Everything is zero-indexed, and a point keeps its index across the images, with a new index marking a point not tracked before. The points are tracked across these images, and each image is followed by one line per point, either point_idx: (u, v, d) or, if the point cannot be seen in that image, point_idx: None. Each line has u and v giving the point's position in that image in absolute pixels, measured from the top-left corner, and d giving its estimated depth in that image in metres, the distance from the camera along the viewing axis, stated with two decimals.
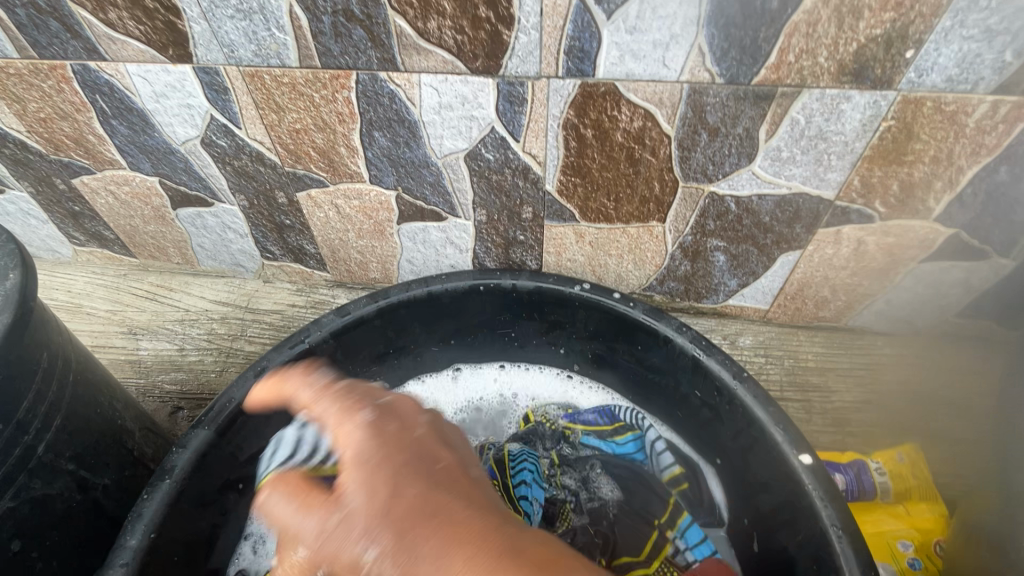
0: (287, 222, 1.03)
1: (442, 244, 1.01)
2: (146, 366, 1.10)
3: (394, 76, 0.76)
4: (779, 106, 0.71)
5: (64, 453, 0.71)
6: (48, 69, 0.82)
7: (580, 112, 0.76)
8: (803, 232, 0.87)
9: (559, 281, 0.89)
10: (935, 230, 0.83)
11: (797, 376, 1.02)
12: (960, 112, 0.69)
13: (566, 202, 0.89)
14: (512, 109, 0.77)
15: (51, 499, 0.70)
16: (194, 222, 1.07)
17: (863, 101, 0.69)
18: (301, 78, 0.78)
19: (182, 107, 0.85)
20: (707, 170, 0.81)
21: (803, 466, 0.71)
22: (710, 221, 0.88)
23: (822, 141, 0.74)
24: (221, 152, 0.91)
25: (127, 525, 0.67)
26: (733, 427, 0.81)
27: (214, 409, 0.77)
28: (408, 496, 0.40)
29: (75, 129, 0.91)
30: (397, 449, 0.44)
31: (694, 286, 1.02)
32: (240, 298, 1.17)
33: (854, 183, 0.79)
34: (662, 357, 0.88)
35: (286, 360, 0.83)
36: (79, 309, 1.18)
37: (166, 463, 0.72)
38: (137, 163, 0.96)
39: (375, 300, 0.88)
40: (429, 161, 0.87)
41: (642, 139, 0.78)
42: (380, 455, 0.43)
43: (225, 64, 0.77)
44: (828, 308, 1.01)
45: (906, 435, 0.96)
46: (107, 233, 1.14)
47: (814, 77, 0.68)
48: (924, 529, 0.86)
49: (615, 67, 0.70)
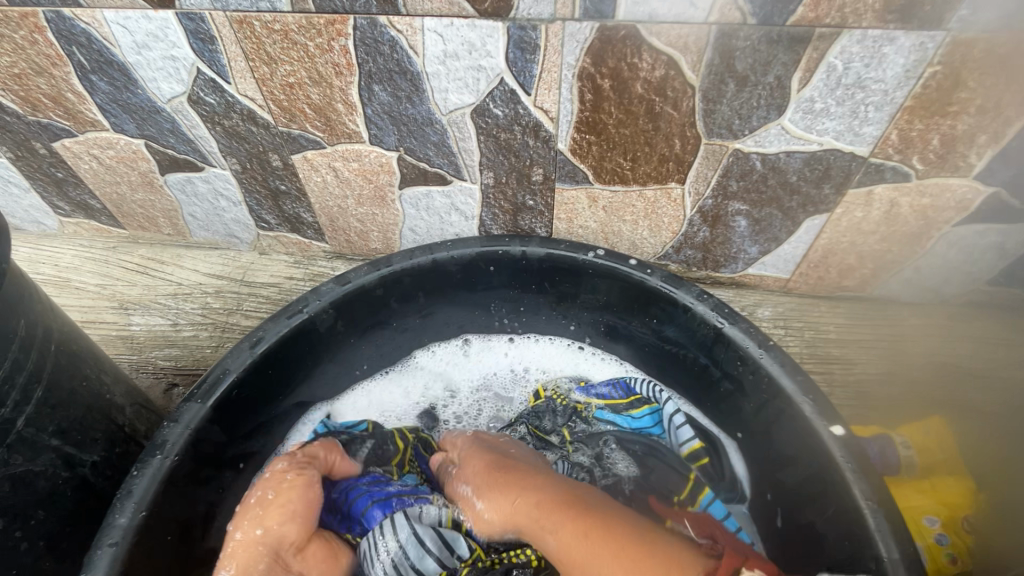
0: (282, 188, 0.97)
1: (446, 211, 0.96)
2: (139, 342, 1.05)
3: (395, 20, 0.69)
4: (815, 50, 0.65)
5: (46, 429, 0.67)
6: (19, 18, 0.76)
7: (597, 60, 0.70)
8: (832, 193, 0.82)
9: (572, 248, 0.84)
10: (974, 189, 0.78)
11: (819, 348, 0.98)
12: (1015, 55, 0.63)
13: (579, 162, 0.84)
14: (523, 58, 0.71)
15: (34, 476, 0.66)
16: (184, 188, 1.01)
17: (908, 43, 0.63)
18: (294, 25, 0.71)
19: (166, 59, 0.78)
20: (733, 124, 0.75)
21: (834, 438, 0.67)
22: (733, 181, 0.83)
23: (859, 90, 0.69)
24: (210, 111, 0.85)
25: (117, 502, 0.63)
26: (756, 400, 0.77)
27: (207, 381, 0.73)
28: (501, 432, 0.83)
29: (52, 87, 0.85)
30: (488, 452, 0.76)
31: (712, 254, 0.97)
32: (235, 271, 1.12)
33: (892, 137, 0.73)
34: (680, 326, 0.83)
35: (283, 332, 0.78)
36: (68, 283, 1.13)
37: (158, 438, 0.68)
38: (120, 123, 0.90)
39: (377, 267, 0.83)
40: (433, 118, 0.81)
41: (663, 91, 0.72)
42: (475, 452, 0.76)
43: (211, 9, 0.71)
44: (853, 277, 0.96)
45: (931, 408, 0.93)
46: (93, 202, 1.09)
47: (856, 16, 0.62)
48: (953, 505, 0.81)
49: (638, 7, 0.64)
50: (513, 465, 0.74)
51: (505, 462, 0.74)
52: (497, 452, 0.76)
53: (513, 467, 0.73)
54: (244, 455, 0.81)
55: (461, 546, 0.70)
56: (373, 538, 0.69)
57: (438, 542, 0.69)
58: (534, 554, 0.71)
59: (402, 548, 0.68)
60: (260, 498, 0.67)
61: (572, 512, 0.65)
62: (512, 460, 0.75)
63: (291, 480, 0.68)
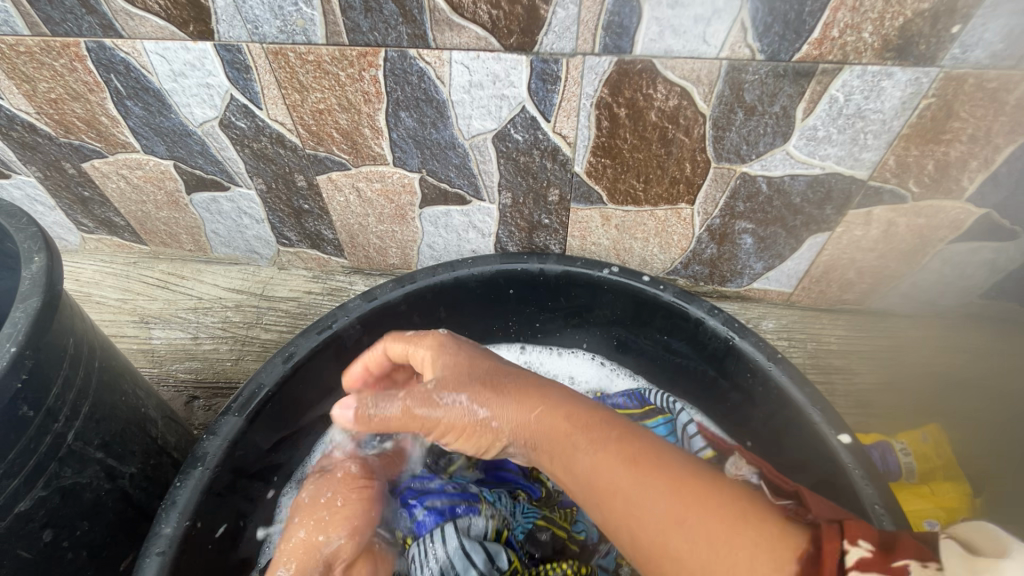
0: (305, 207, 1.01)
1: (464, 229, 1.00)
2: (160, 355, 1.08)
3: (424, 53, 0.74)
4: (819, 84, 0.70)
5: (92, 442, 0.69)
6: (60, 47, 0.79)
7: (615, 90, 0.74)
8: (833, 213, 0.86)
9: (587, 265, 0.88)
10: (966, 210, 0.83)
11: (821, 358, 1.03)
12: (1003, 90, 0.68)
13: (594, 184, 0.88)
14: (544, 88, 0.75)
15: (81, 488, 0.69)
16: (209, 207, 1.04)
17: (904, 78, 0.68)
18: (327, 56, 0.75)
19: (202, 87, 0.82)
20: (741, 150, 0.79)
21: (841, 446, 0.71)
22: (739, 203, 0.88)
23: (859, 120, 0.73)
24: (240, 134, 0.88)
25: (161, 512, 0.66)
26: (766, 409, 0.81)
27: (243, 395, 0.76)
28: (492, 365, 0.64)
29: (87, 111, 0.88)
30: (507, 392, 0.60)
31: (719, 269, 1.01)
32: (255, 285, 1.15)
33: (889, 162, 0.78)
34: (692, 339, 0.87)
35: (313, 347, 0.81)
36: (88, 297, 1.15)
37: (198, 450, 0.71)
38: (151, 145, 0.93)
39: (402, 284, 0.87)
40: (456, 142, 0.85)
41: (676, 119, 0.77)
42: (501, 399, 0.59)
43: (249, 41, 0.75)
44: (852, 291, 1.01)
45: (930, 415, 0.97)
46: (117, 219, 1.11)
47: (857, 54, 0.67)
48: (951, 508, 0.85)
49: (654, 43, 0.69)
50: (538, 396, 0.60)
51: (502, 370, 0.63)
52: (493, 388, 0.60)
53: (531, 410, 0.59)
54: (273, 465, 0.84)
55: (501, 558, 0.72)
56: (422, 547, 0.73)
57: (482, 557, 0.71)
58: (572, 568, 0.74)
59: (449, 559, 0.71)
60: (328, 499, 0.70)
61: (602, 427, 0.56)
62: (531, 397, 0.60)
63: (358, 492, 0.72)
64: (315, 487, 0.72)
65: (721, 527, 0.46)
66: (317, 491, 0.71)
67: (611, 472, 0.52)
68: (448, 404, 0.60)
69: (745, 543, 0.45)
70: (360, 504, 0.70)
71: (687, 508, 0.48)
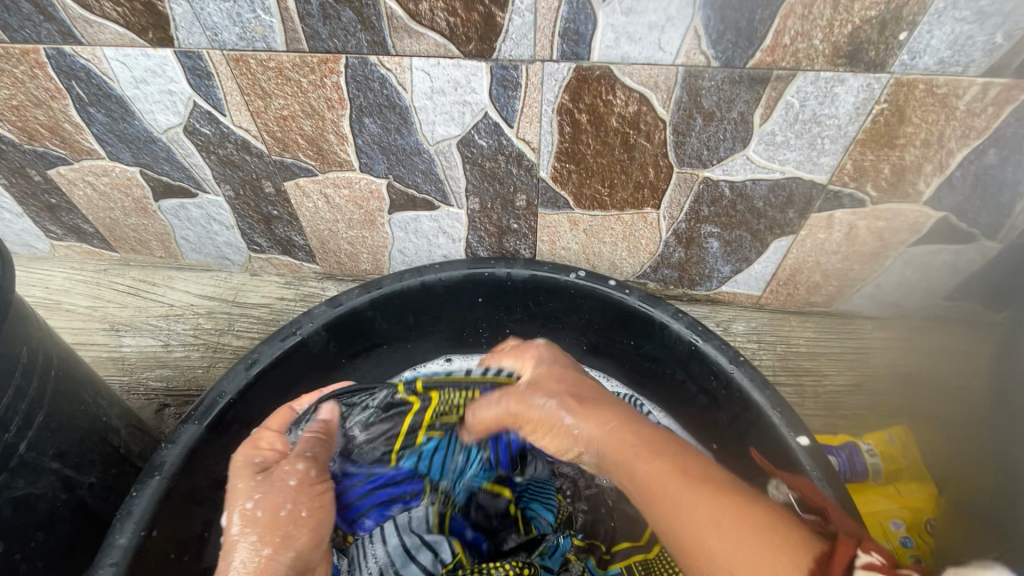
0: (274, 213, 1.00)
1: (434, 234, 1.00)
2: (130, 363, 1.07)
3: (385, 59, 0.74)
4: (774, 89, 0.71)
5: (46, 452, 0.69)
6: (20, 54, 0.79)
7: (575, 96, 0.75)
8: (796, 217, 0.88)
9: (554, 269, 0.89)
10: (924, 214, 0.84)
11: (790, 361, 1.03)
12: (952, 95, 0.69)
13: (560, 189, 0.88)
14: (505, 94, 0.76)
15: (35, 499, 0.68)
16: (177, 213, 1.04)
17: (857, 84, 0.69)
18: (288, 63, 0.75)
19: (164, 93, 0.82)
20: (702, 155, 0.80)
21: (800, 448, 0.71)
22: (704, 207, 0.88)
23: (815, 125, 0.74)
24: (204, 140, 0.88)
25: (116, 523, 0.65)
26: (729, 412, 0.81)
27: (203, 404, 0.75)
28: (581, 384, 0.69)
29: (50, 117, 0.88)
30: (592, 398, 0.65)
31: (688, 273, 1.02)
32: (227, 292, 1.14)
33: (847, 166, 0.79)
34: (658, 342, 0.88)
35: (277, 354, 0.81)
36: (58, 305, 1.14)
37: (156, 459, 0.70)
38: (116, 152, 0.93)
39: (368, 290, 0.86)
40: (421, 148, 0.85)
41: (637, 124, 0.77)
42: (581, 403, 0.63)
43: (209, 48, 0.75)
44: (819, 294, 1.02)
45: (898, 417, 0.98)
46: (86, 226, 1.10)
47: (809, 61, 0.68)
48: (917, 508, 0.85)
49: (611, 50, 0.69)
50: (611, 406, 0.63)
51: (602, 396, 0.66)
52: (575, 398, 0.65)
53: (599, 415, 0.62)
54: None
55: (443, 550, 0.72)
56: (364, 545, 0.75)
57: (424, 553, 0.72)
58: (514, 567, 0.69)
59: (389, 558, 0.73)
60: (291, 512, 0.63)
61: (672, 445, 0.56)
62: (606, 406, 0.63)
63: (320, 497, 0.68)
64: (265, 495, 0.64)
65: (754, 529, 0.46)
66: (272, 497, 0.64)
67: (662, 473, 0.52)
68: (539, 406, 0.66)
69: (771, 545, 0.45)
70: (317, 516, 0.66)
71: (732, 511, 0.47)
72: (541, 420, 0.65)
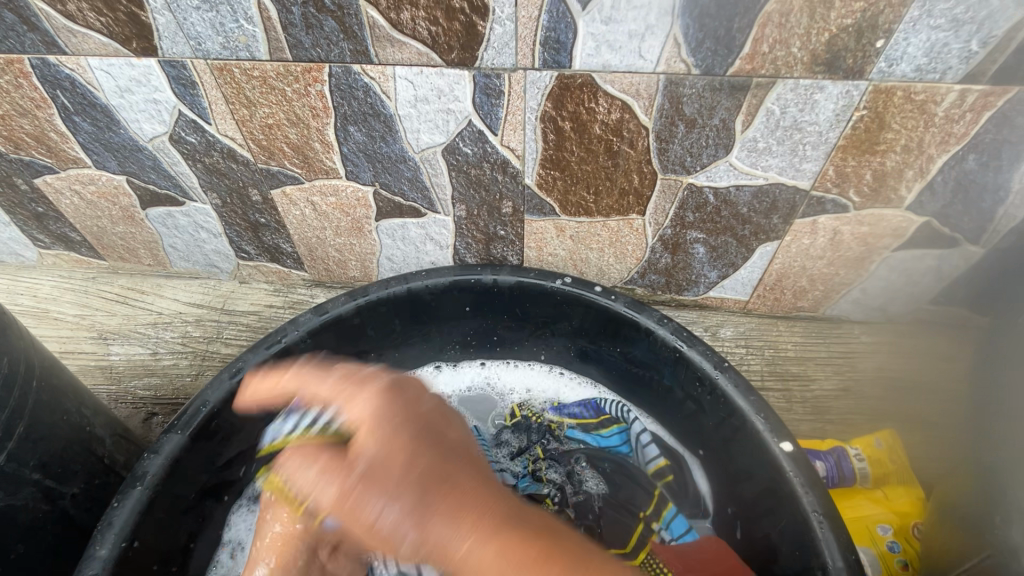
0: (262, 220, 1.00)
1: (421, 241, 1.00)
2: (118, 372, 1.06)
3: (368, 68, 0.74)
4: (754, 97, 0.71)
5: (27, 463, 0.68)
6: (4, 64, 0.79)
7: (558, 104, 0.75)
8: (780, 222, 0.88)
9: (540, 276, 0.89)
10: (906, 218, 0.85)
11: (778, 365, 1.03)
12: (930, 102, 0.70)
13: (546, 196, 0.89)
14: (489, 102, 0.76)
15: (15, 510, 0.68)
16: (165, 221, 1.04)
17: (836, 91, 0.70)
18: (272, 72, 0.76)
19: (149, 103, 0.82)
20: (685, 161, 0.81)
21: (783, 454, 0.71)
22: (689, 213, 0.89)
23: (797, 131, 0.75)
24: (190, 149, 0.88)
25: (97, 534, 0.65)
26: (715, 417, 0.82)
27: (187, 413, 0.75)
28: (410, 433, 0.50)
29: (35, 127, 0.88)
30: (417, 470, 0.48)
31: (675, 278, 1.02)
32: (215, 300, 1.14)
33: (829, 172, 0.79)
34: (644, 348, 0.88)
35: (261, 362, 0.81)
36: (46, 314, 1.13)
37: (137, 470, 0.70)
38: (102, 161, 0.93)
39: (354, 298, 0.86)
40: (406, 156, 0.85)
41: (620, 132, 0.78)
42: (398, 491, 0.47)
43: (192, 57, 0.75)
44: (806, 298, 1.03)
45: (885, 421, 0.98)
46: (73, 235, 1.10)
47: (788, 68, 0.68)
48: (902, 513, 0.87)
49: (591, 58, 0.70)
50: (461, 483, 0.49)
51: (426, 455, 0.49)
52: (412, 474, 0.48)
53: (447, 509, 0.47)
54: (224, 483, 0.83)
55: None
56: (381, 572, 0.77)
57: None
58: None
59: None
60: None
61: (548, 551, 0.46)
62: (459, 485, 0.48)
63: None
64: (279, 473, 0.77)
65: None
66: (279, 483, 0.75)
67: None
68: (365, 487, 0.47)
69: None
70: None
71: None
72: (358, 505, 0.46)
